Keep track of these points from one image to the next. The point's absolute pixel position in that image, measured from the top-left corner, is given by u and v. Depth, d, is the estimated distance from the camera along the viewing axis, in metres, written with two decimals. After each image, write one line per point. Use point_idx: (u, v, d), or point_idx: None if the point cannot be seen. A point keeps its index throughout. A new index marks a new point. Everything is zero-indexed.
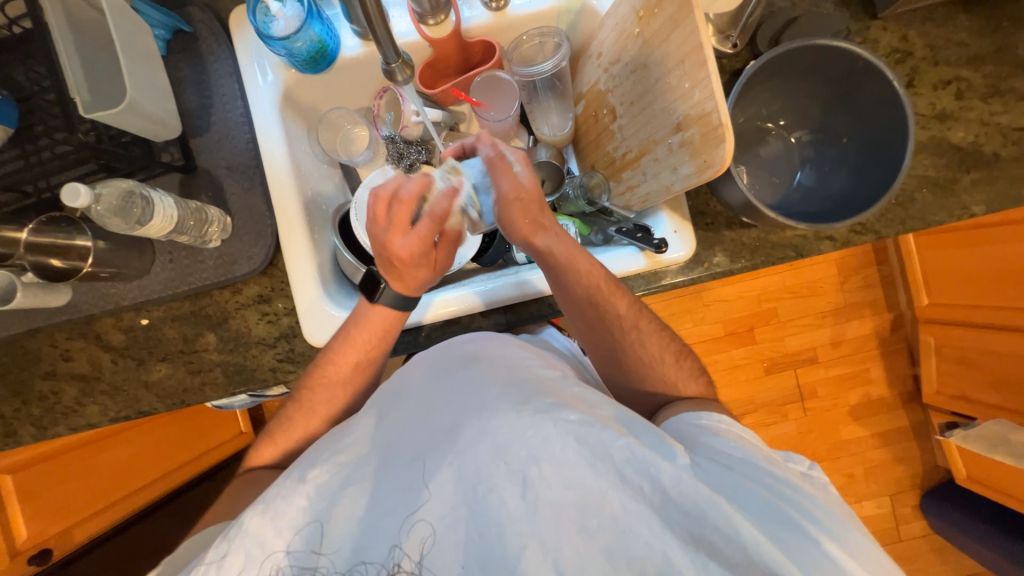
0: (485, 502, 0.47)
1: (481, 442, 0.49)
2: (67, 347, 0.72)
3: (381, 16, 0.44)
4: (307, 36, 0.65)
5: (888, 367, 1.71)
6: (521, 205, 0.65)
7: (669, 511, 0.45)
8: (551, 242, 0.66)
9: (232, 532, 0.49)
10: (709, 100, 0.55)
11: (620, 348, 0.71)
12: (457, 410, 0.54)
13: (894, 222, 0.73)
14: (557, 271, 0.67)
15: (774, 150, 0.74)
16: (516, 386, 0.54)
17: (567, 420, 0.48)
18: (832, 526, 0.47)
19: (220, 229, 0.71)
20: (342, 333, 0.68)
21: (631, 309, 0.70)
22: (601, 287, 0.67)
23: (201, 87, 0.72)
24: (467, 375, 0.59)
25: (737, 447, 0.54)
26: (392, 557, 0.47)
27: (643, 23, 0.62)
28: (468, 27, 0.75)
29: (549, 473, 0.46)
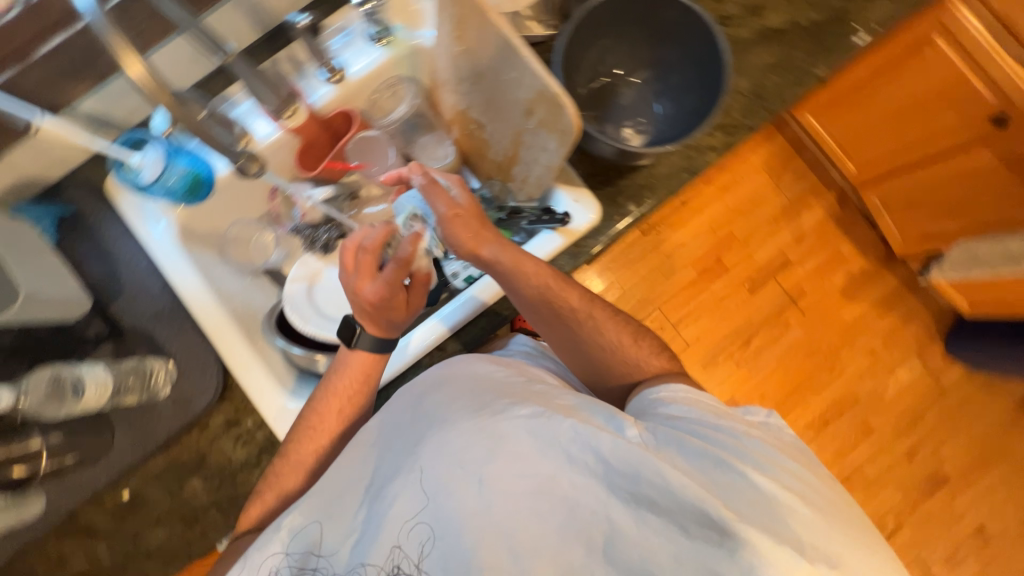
0: (445, 506, 0.50)
1: (438, 453, 0.52)
2: (58, 554, 0.70)
3: (201, 130, 0.61)
4: (177, 170, 0.70)
5: (855, 239, 1.76)
6: (461, 222, 0.69)
7: (612, 478, 0.48)
8: (492, 251, 0.68)
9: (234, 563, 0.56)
10: (538, 79, 0.61)
11: (585, 342, 0.70)
12: (418, 426, 0.57)
13: (758, 111, 0.79)
14: (505, 278, 0.68)
15: (629, 96, 0.80)
16: (470, 392, 0.57)
17: (517, 417, 0.53)
18: (760, 461, 0.50)
19: (166, 375, 0.72)
20: (324, 384, 0.67)
21: (583, 301, 0.70)
22: (548, 286, 0.68)
23: (103, 256, 0.75)
24: (426, 394, 0.60)
25: (685, 408, 0.57)
26: (392, 560, 0.50)
27: (462, 42, 0.69)
28: (321, 105, 0.78)
29: (502, 465, 0.50)
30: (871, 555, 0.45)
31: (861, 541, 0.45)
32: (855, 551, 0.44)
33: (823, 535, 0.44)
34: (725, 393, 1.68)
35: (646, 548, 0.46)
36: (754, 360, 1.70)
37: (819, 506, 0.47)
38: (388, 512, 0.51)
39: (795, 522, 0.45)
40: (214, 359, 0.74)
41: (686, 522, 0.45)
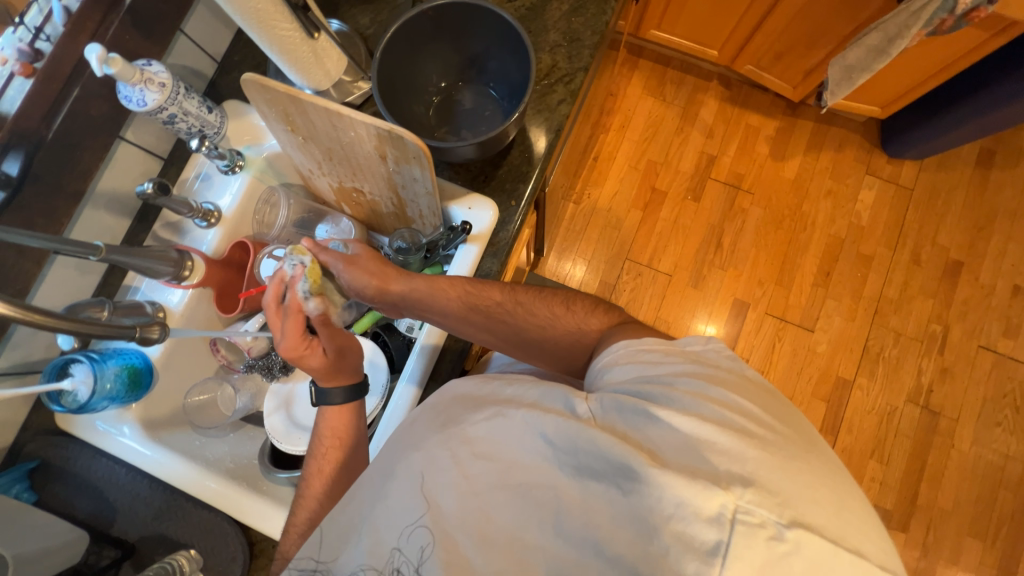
0: (416, 523, 0.49)
1: (406, 473, 0.53)
2: None
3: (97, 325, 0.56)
4: (109, 374, 0.70)
5: (756, 107, 1.81)
6: (360, 266, 0.74)
7: (561, 457, 0.49)
8: (400, 286, 0.73)
9: None
10: (370, 126, 0.64)
11: (524, 326, 0.72)
12: (393, 453, 0.57)
13: (583, 51, 0.84)
14: (426, 300, 0.72)
15: (470, 100, 0.85)
16: (439, 413, 0.58)
17: (479, 422, 0.54)
18: (687, 403, 0.49)
19: (191, 559, 0.70)
20: (310, 449, 0.67)
21: (509, 294, 0.72)
22: (468, 293, 0.72)
23: (86, 485, 0.75)
24: (400, 430, 0.60)
25: (625, 369, 0.57)
26: (394, 562, 0.49)
27: (298, 130, 0.71)
28: (213, 248, 0.82)
29: (463, 473, 0.51)
30: (805, 473, 0.43)
31: (792, 459, 0.44)
32: (784, 471, 0.43)
33: (748, 461, 0.43)
34: (724, 299, 1.69)
35: (590, 515, 0.46)
36: (732, 256, 1.72)
37: (748, 433, 0.46)
38: (373, 541, 0.51)
39: (718, 456, 0.44)
40: (228, 522, 0.72)
41: (618, 479, 0.45)
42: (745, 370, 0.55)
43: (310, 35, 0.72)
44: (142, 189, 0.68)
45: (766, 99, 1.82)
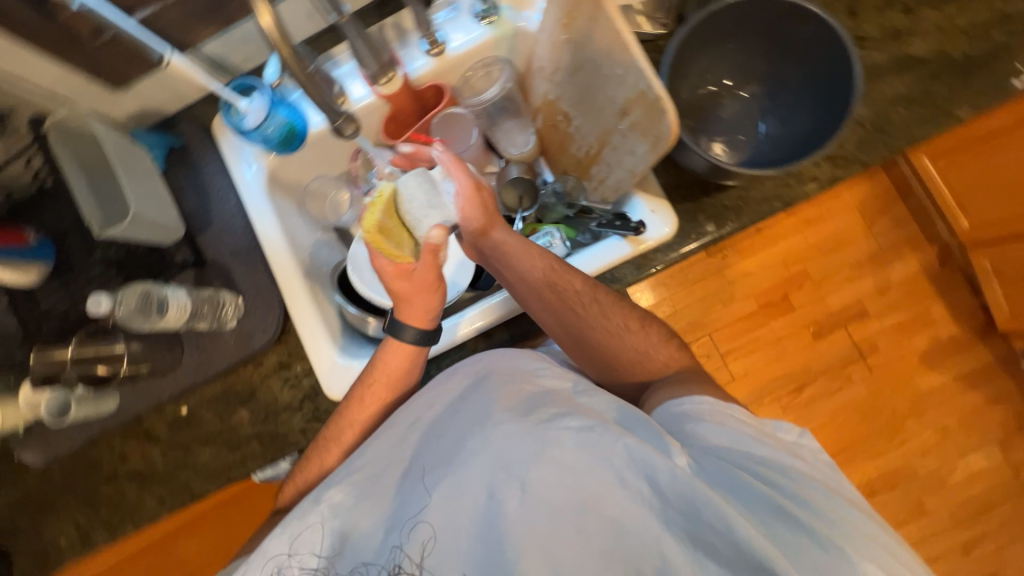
0: (492, 508, 0.50)
1: (481, 451, 0.53)
2: (124, 449, 0.80)
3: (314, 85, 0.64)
4: (275, 121, 0.72)
5: (951, 302, 1.56)
6: (471, 201, 0.67)
7: (665, 509, 0.48)
8: (500, 235, 0.69)
9: (257, 553, 0.56)
10: (642, 79, 0.58)
11: (588, 327, 0.69)
12: (466, 422, 0.57)
13: (878, 148, 0.71)
14: (510, 261, 0.69)
15: (732, 111, 0.74)
16: (518, 396, 0.57)
17: (571, 429, 0.52)
18: (820, 510, 0.49)
19: (235, 309, 0.77)
20: (360, 379, 0.69)
21: (588, 286, 0.69)
22: (552, 269, 0.68)
23: (199, 189, 0.80)
24: (470, 397, 0.60)
25: (721, 432, 0.56)
26: (394, 558, 0.52)
27: (569, 29, 0.66)
28: (417, 76, 0.79)
29: (548, 477, 0.50)
30: None
31: None
32: None
33: None
34: None
35: None
36: (802, 409, 1.57)
37: (882, 562, 0.46)
38: (441, 503, 0.52)
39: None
40: (278, 301, 0.78)
41: (740, 569, 0.45)
42: (833, 473, 0.56)
43: None
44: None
45: (965, 303, 1.56)
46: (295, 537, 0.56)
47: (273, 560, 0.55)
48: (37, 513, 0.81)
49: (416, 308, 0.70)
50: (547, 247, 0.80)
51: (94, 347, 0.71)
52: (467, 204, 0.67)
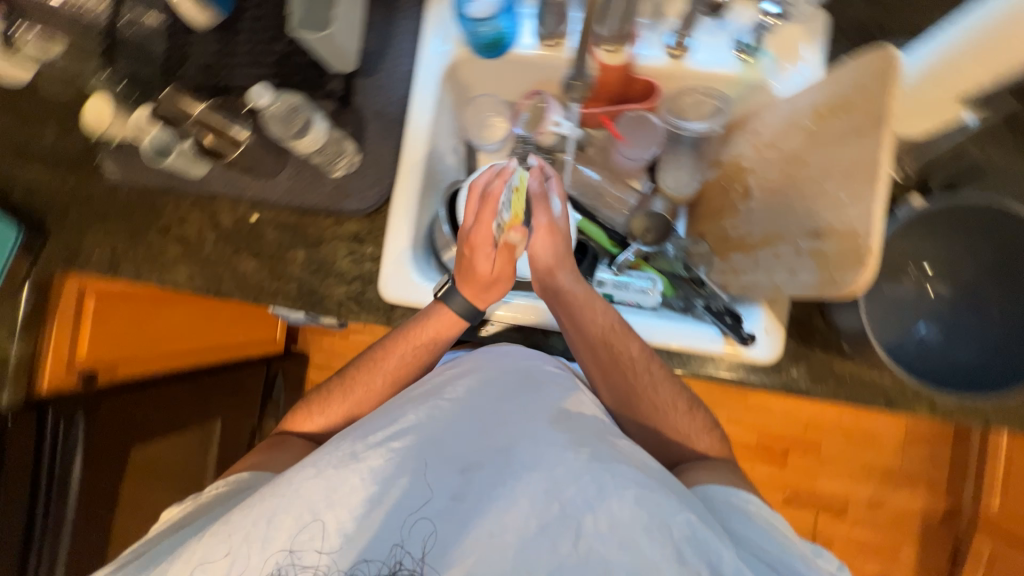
0: (541, 539, 0.47)
1: (537, 472, 0.51)
2: (184, 214, 0.82)
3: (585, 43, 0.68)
4: (496, 24, 0.70)
5: (924, 560, 1.48)
6: (546, 234, 0.75)
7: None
8: (562, 279, 0.73)
9: (278, 494, 0.50)
10: (864, 220, 0.51)
11: (635, 393, 0.68)
12: (517, 428, 0.56)
13: (1011, 417, 0.65)
14: (573, 308, 0.71)
15: (903, 292, 0.68)
16: (572, 426, 0.57)
17: (629, 481, 0.50)
18: None
19: (348, 164, 0.76)
20: (403, 327, 0.73)
21: (644, 354, 0.69)
22: (612, 329, 0.69)
23: (384, 35, 0.78)
24: (514, 403, 0.59)
25: (773, 541, 0.53)
26: (393, 556, 0.48)
27: (819, 121, 0.60)
28: (642, 64, 0.74)
29: (604, 528, 0.48)
30: None
31: None
32: None
33: None
34: None
35: None
36: None
37: None
38: (491, 512, 0.49)
39: None
40: (388, 182, 0.77)
41: None
42: None
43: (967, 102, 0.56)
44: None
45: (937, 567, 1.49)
46: (326, 490, 0.50)
47: (301, 506, 0.49)
48: (89, 217, 0.85)
49: (475, 283, 0.71)
50: (643, 292, 0.78)
51: (221, 120, 0.71)
52: (544, 236, 0.75)
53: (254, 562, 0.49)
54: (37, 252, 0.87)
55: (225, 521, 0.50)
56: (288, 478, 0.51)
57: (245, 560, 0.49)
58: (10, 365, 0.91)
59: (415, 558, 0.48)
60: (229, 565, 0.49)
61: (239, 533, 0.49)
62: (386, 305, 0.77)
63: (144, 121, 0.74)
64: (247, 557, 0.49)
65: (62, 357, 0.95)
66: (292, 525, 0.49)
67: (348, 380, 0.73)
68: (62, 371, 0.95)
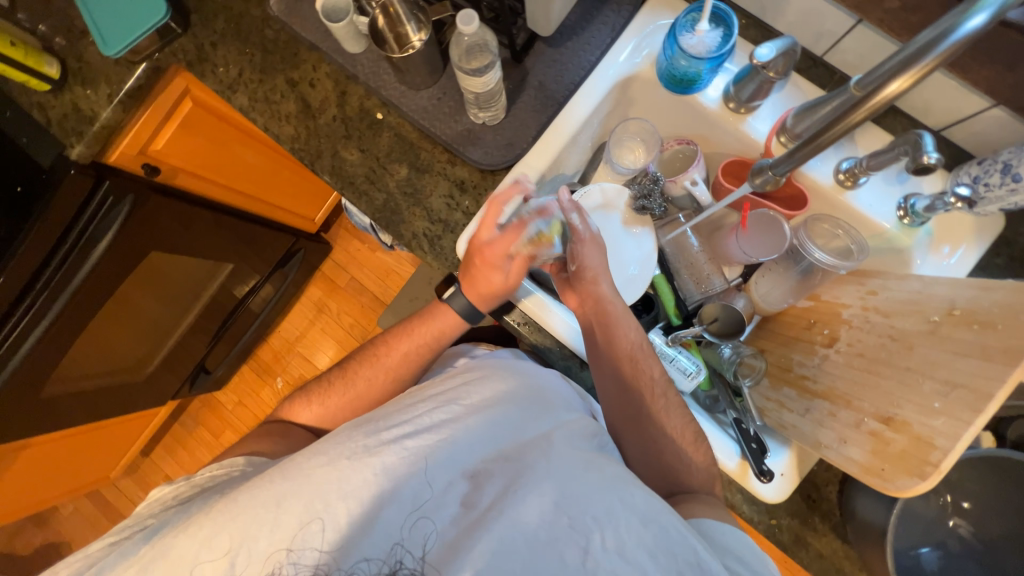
0: (549, 553, 0.46)
1: (547, 482, 0.50)
2: (318, 78, 0.82)
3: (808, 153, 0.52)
4: (698, 66, 0.67)
5: None
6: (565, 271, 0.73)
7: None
8: (606, 289, 0.72)
9: (287, 476, 0.50)
10: (945, 438, 0.51)
11: (649, 413, 0.69)
12: (526, 440, 0.56)
13: None
14: (610, 322, 0.70)
15: (923, 508, 0.67)
16: (584, 447, 0.57)
17: (633, 500, 0.50)
18: None
19: (490, 116, 0.74)
20: (405, 327, 0.76)
21: (663, 379, 0.71)
22: (642, 347, 0.71)
23: (585, 16, 0.76)
24: (533, 416, 0.59)
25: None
26: (396, 555, 0.47)
27: (949, 319, 0.58)
28: (804, 173, 0.72)
29: (612, 547, 0.46)
30: None
31: None
32: None
33: None
34: None
35: None
36: None
37: None
38: (501, 519, 0.48)
39: None
40: (516, 152, 0.75)
41: None
42: None
43: None
44: (928, 153, 0.55)
45: None
46: (337, 482, 0.49)
47: (311, 494, 0.49)
48: (232, 33, 0.85)
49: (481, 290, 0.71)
50: (686, 374, 0.78)
51: (401, 12, 0.71)
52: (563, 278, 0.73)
53: (256, 553, 0.47)
54: (169, 38, 0.87)
55: (232, 501, 0.49)
56: (300, 465, 0.51)
57: (246, 552, 0.47)
58: (93, 126, 0.87)
59: (416, 556, 0.47)
60: (229, 563, 0.46)
61: (244, 516, 0.48)
62: (454, 260, 0.77)
63: None
64: (251, 546, 0.47)
65: (140, 141, 0.95)
66: (301, 512, 0.48)
67: (349, 370, 0.75)
68: (133, 154, 0.96)
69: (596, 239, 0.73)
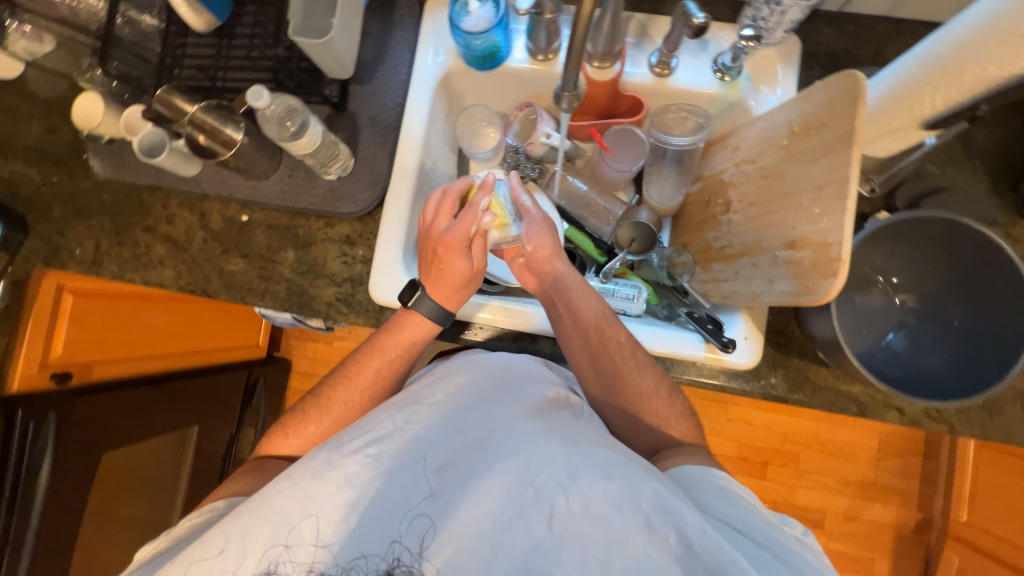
0: (517, 524, 0.47)
1: (510, 460, 0.51)
2: (174, 213, 0.82)
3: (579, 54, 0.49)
4: (488, 38, 0.72)
5: (897, 568, 1.50)
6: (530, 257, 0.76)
7: (692, 566, 0.45)
8: (563, 266, 0.74)
9: (256, 501, 0.50)
10: (834, 233, 0.55)
11: (621, 378, 0.70)
12: (491, 427, 0.57)
13: (974, 424, 0.67)
14: (568, 297, 0.72)
15: (872, 302, 0.72)
16: (554, 420, 0.58)
17: (594, 457, 0.51)
18: None
19: (341, 167, 0.76)
20: (373, 338, 0.73)
21: (631, 341, 0.71)
22: (604, 317, 0.71)
23: (380, 45, 0.80)
24: (494, 401, 0.60)
25: (742, 509, 0.54)
26: (392, 550, 0.47)
27: (795, 138, 0.63)
28: (627, 81, 0.78)
29: (576, 507, 0.48)
30: None
31: None
32: None
33: None
34: None
35: None
36: None
37: None
38: (467, 499, 0.49)
39: None
40: (380, 186, 0.78)
41: None
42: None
43: (926, 126, 0.58)
44: (694, 15, 0.62)
45: None
46: (303, 499, 0.49)
47: (282, 516, 0.49)
48: (74, 214, 0.84)
49: (447, 282, 0.70)
50: (630, 299, 0.81)
51: (214, 121, 0.71)
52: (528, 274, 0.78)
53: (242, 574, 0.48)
54: (14, 248, 0.85)
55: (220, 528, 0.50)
56: (265, 493, 0.51)
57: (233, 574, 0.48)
58: None
59: (413, 554, 0.47)
60: None
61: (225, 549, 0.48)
62: (376, 307, 0.78)
63: (138, 120, 0.75)
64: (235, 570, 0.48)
65: (37, 357, 0.92)
66: (266, 538, 0.48)
67: (324, 393, 0.71)
68: (35, 371, 0.92)
69: (547, 220, 0.76)
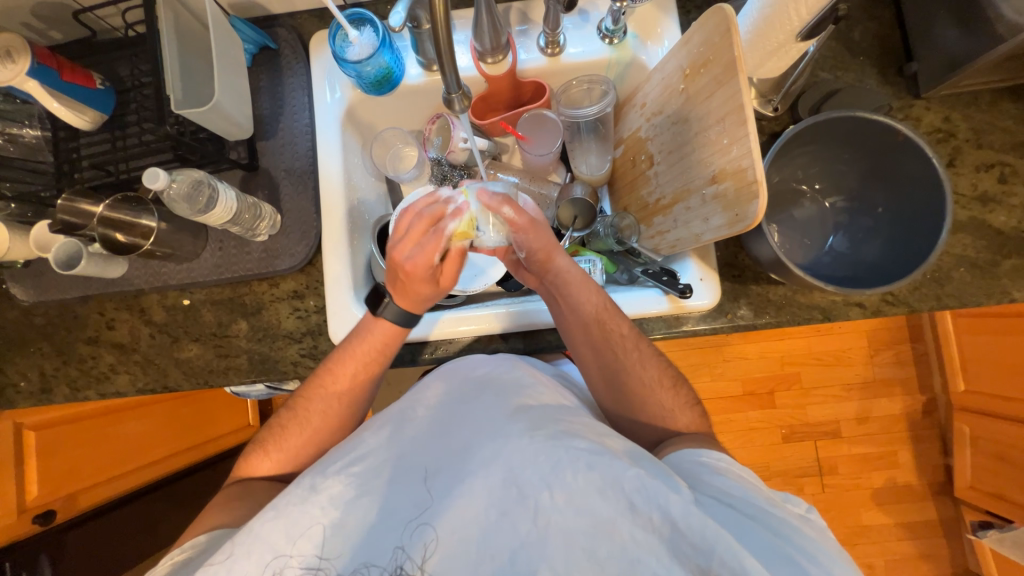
0: (503, 525, 0.51)
1: (494, 464, 0.54)
2: (113, 317, 0.79)
3: (451, 50, 0.48)
4: (377, 62, 0.72)
5: (919, 452, 1.55)
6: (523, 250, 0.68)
7: (678, 545, 0.47)
8: (562, 262, 0.69)
9: (241, 537, 0.50)
10: (746, 157, 0.56)
11: (625, 369, 0.70)
12: (476, 433, 0.59)
13: (929, 298, 0.70)
14: (566, 295, 0.70)
15: (807, 212, 0.76)
16: (540, 417, 0.59)
17: (578, 447, 0.53)
18: (829, 568, 0.48)
19: (270, 225, 0.75)
20: (343, 344, 0.69)
21: (634, 332, 0.70)
22: (605, 311, 0.69)
23: (275, 97, 0.79)
24: (473, 407, 0.63)
25: (737, 485, 0.55)
26: (395, 560, 0.50)
27: (689, 80, 0.65)
28: (524, 68, 0.80)
29: (560, 500, 0.50)
30: None
31: None
32: None
33: None
34: None
35: None
36: None
37: None
38: (455, 507, 0.52)
39: None
40: (315, 233, 0.77)
41: None
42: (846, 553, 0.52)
43: (801, 38, 0.61)
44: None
45: (934, 458, 1.55)
46: (288, 526, 0.51)
47: (266, 547, 0.50)
48: (8, 347, 0.80)
49: (409, 293, 0.66)
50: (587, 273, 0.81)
51: (126, 216, 0.69)
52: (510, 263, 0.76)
53: None
54: None
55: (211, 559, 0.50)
56: (250, 526, 0.51)
57: None
58: None
59: (414, 563, 0.50)
60: None
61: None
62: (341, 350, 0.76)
63: (51, 236, 0.73)
64: None
65: (9, 509, 0.85)
66: (256, 564, 0.50)
67: (296, 403, 0.69)
68: (14, 520, 0.86)
69: (536, 222, 0.67)
